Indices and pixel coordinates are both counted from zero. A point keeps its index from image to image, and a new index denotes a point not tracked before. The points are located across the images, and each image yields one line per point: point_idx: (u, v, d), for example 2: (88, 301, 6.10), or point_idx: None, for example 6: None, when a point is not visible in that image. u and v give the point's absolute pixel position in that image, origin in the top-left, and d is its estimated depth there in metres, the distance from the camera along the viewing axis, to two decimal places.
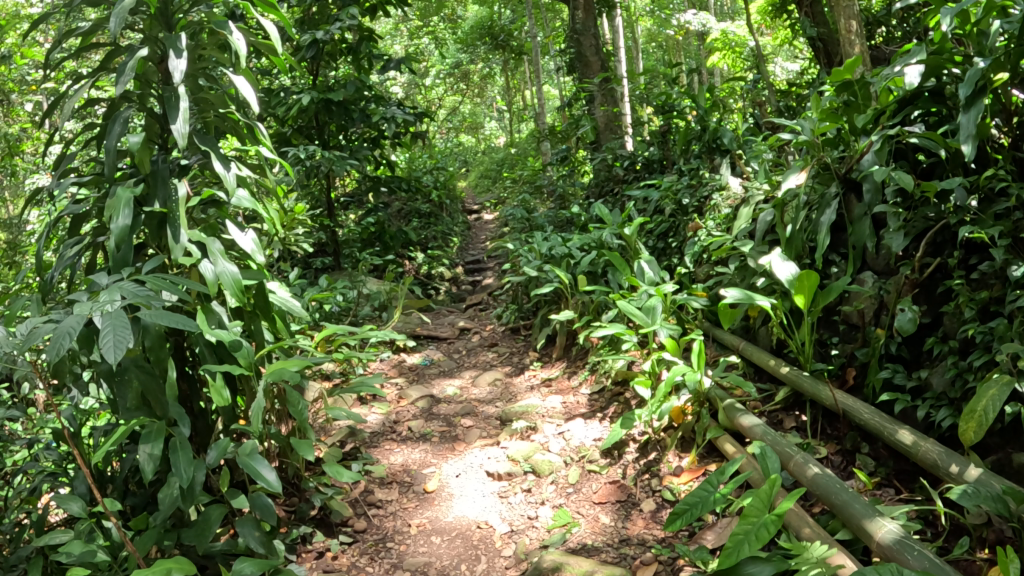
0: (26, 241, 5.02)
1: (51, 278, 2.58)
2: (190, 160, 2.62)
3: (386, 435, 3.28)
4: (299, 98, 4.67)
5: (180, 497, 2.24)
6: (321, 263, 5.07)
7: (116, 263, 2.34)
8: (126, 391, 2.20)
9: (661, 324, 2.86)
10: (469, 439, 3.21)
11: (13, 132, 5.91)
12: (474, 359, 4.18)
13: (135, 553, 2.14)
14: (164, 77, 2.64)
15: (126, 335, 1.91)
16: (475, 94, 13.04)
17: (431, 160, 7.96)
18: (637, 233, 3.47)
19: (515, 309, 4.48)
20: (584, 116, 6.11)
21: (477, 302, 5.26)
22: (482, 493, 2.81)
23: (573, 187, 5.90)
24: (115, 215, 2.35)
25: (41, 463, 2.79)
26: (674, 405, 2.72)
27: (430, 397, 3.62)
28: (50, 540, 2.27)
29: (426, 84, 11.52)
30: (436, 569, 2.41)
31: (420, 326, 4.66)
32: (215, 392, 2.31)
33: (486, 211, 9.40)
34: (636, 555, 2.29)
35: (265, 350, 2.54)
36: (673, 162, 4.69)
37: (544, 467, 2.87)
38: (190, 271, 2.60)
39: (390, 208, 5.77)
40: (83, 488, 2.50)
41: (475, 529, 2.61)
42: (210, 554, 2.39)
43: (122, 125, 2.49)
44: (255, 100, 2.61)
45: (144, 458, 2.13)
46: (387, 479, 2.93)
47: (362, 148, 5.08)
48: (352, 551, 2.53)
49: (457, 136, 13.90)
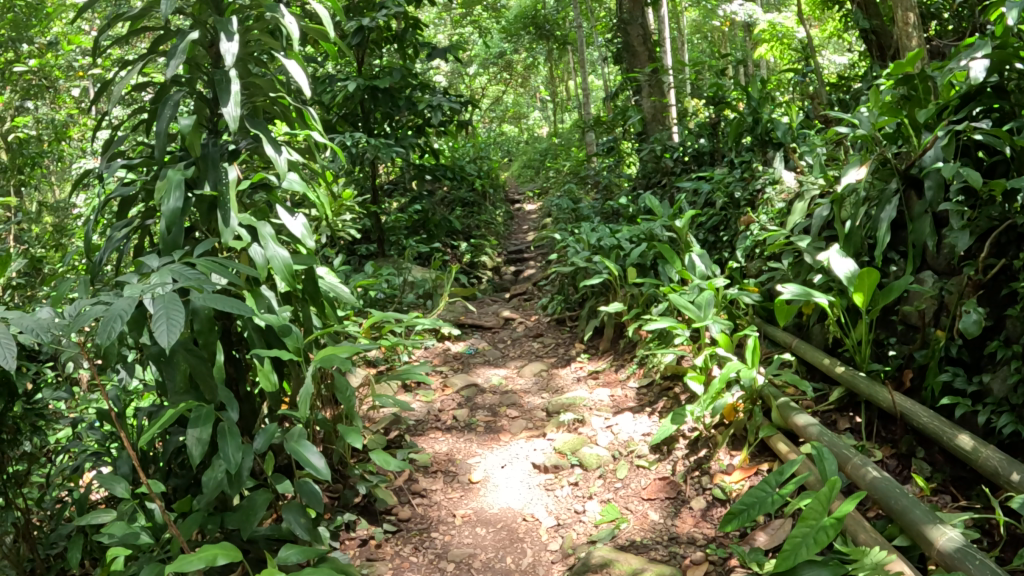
0: (74, 224, 5.07)
1: (99, 260, 2.58)
2: (240, 144, 2.62)
3: (431, 423, 3.26)
4: (346, 84, 4.67)
5: (225, 481, 2.23)
6: (365, 250, 5.07)
7: (168, 245, 2.35)
8: (175, 374, 2.21)
9: (714, 319, 2.81)
10: (514, 430, 3.18)
11: (61, 118, 5.97)
12: (519, 349, 4.15)
13: (180, 535, 2.14)
14: (214, 61, 2.63)
15: (178, 319, 1.89)
16: (518, 84, 12.95)
17: (475, 149, 7.91)
18: (688, 225, 3.39)
19: (560, 300, 4.43)
20: (631, 107, 6.00)
21: (522, 291, 5.21)
22: (526, 485, 2.78)
23: (618, 178, 5.81)
24: (167, 198, 2.35)
25: (85, 443, 2.80)
26: (728, 403, 2.65)
27: (475, 387, 3.60)
28: (93, 519, 2.29)
29: (469, 73, 11.50)
30: (481, 561, 2.38)
31: (464, 315, 4.64)
32: (262, 377, 2.31)
33: (529, 201, 9.34)
34: (686, 554, 2.25)
35: (314, 335, 2.53)
36: (724, 155, 4.59)
37: (591, 461, 2.82)
38: (240, 255, 2.60)
39: (434, 197, 5.77)
40: (126, 469, 2.52)
41: (521, 521, 2.57)
42: (254, 538, 2.39)
43: (172, 108, 2.49)
44: (306, 84, 2.60)
45: (193, 442, 2.13)
46: (432, 468, 2.91)
47: (407, 136, 5.05)
48: (395, 540, 2.52)
49: (499, 127, 13.83)
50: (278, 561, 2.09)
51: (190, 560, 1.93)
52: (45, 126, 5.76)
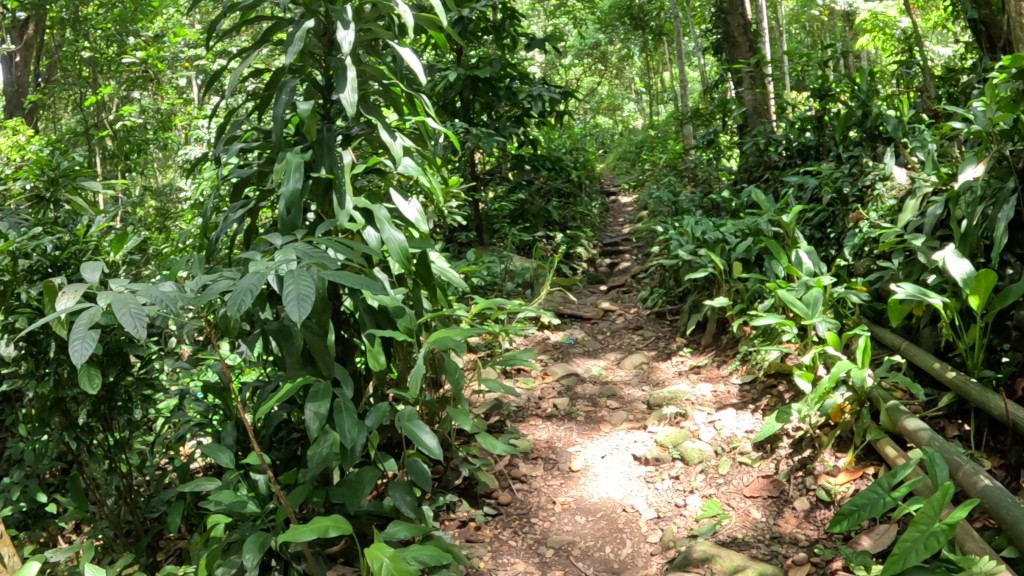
0: (180, 206, 5.31)
1: (216, 239, 2.69)
2: (354, 130, 2.70)
3: (531, 410, 3.31)
4: (447, 74, 4.76)
5: (333, 456, 2.29)
6: (467, 238, 5.17)
7: (287, 225, 2.44)
8: (292, 349, 2.29)
9: (821, 318, 2.78)
10: (614, 421, 3.19)
11: (166, 108, 6.24)
12: (619, 341, 4.15)
13: (287, 505, 2.22)
14: (326, 49, 2.70)
15: (308, 295, 1.95)
16: (613, 76, 12.87)
17: (570, 140, 7.91)
18: (794, 219, 3.32)
19: (661, 293, 4.40)
20: (731, 99, 5.89)
21: (620, 284, 5.19)
22: (627, 476, 2.78)
23: (718, 171, 5.72)
24: (286, 179, 2.44)
25: (188, 413, 2.92)
26: (836, 402, 2.59)
27: (575, 375, 3.63)
28: (198, 486, 2.39)
29: (564, 64, 11.50)
30: (580, 549, 2.41)
31: (564, 305, 4.68)
32: (372, 357, 2.37)
33: (625, 193, 9.23)
34: (788, 554, 2.22)
35: (425, 318, 2.59)
36: (831, 149, 4.48)
37: (694, 455, 2.80)
38: (353, 237, 2.68)
39: (533, 186, 5.82)
40: (232, 440, 2.63)
41: (621, 512, 2.59)
42: (358, 514, 2.48)
43: (288, 95, 2.58)
44: (420, 71, 2.65)
45: (311, 416, 2.21)
46: (532, 454, 2.95)
47: (508, 125, 5.12)
48: (495, 523, 2.57)
49: (596, 119, 13.69)
50: (386, 535, 2.16)
51: (303, 530, 2.00)
52: (152, 115, 6.04)
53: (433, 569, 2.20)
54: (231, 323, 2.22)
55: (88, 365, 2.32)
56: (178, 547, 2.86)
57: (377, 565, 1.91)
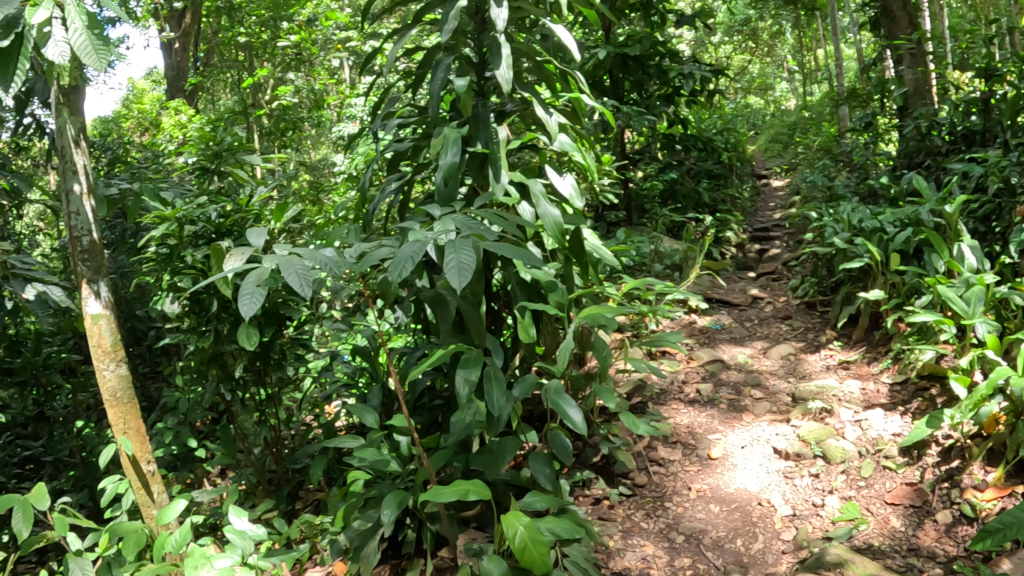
0: (334, 179, 5.57)
1: (374, 209, 2.81)
2: (509, 106, 2.73)
3: (673, 394, 3.28)
4: (595, 52, 4.73)
5: (477, 424, 2.36)
6: (616, 217, 5.16)
7: (445, 197, 2.51)
8: (447, 316, 2.38)
9: (982, 319, 2.58)
10: (758, 412, 3.10)
11: (318, 88, 6.53)
12: (767, 330, 4.02)
13: (429, 466, 2.29)
14: (479, 26, 2.72)
15: (469, 262, 1.99)
16: (762, 53, 12.32)
17: (720, 120, 7.65)
18: (958, 211, 3.07)
19: (812, 283, 4.22)
20: (891, 78, 5.49)
21: (769, 271, 5.00)
22: (766, 469, 2.70)
23: (876, 155, 5.37)
24: (444, 152, 2.51)
25: (337, 373, 3.08)
26: (992, 412, 2.35)
27: (720, 361, 3.54)
28: (344, 442, 2.52)
29: (712, 42, 11.13)
30: (711, 539, 2.38)
31: (712, 289, 4.59)
32: (524, 329, 2.41)
33: (774, 176, 8.73)
34: (923, 568, 2.12)
35: (577, 293, 2.61)
36: (1002, 135, 4.12)
37: (836, 454, 2.68)
38: (508, 211, 2.72)
39: (684, 166, 5.69)
40: (376, 402, 2.75)
41: (756, 505, 2.52)
42: (494, 482, 2.55)
43: (443, 73, 2.66)
44: (575, 47, 2.64)
45: (462, 382, 2.26)
46: (671, 438, 2.91)
47: (658, 104, 5.03)
48: (628, 504, 2.58)
49: (745, 98, 13.12)
50: (523, 504, 2.22)
51: (446, 491, 2.06)
52: (307, 94, 6.35)
53: (566, 542, 2.20)
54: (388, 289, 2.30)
55: (247, 323, 2.50)
56: (318, 498, 3.06)
57: (512, 532, 1.96)
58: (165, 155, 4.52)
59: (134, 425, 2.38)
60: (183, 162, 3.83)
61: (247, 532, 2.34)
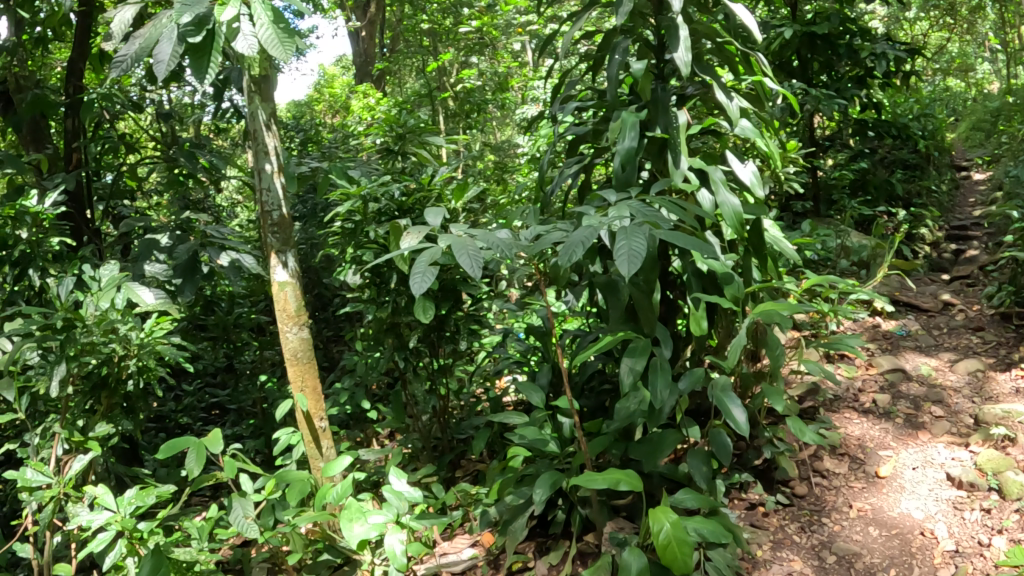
0: (516, 160, 5.53)
1: (551, 193, 2.80)
2: (688, 90, 2.62)
3: (847, 401, 3.02)
4: (780, 31, 4.40)
5: (639, 413, 2.27)
6: (802, 208, 4.79)
7: (621, 182, 2.45)
8: (618, 305, 2.33)
9: None
10: (936, 431, 2.81)
11: (501, 71, 6.60)
12: (955, 341, 3.60)
13: (588, 452, 2.28)
14: (657, 7, 2.62)
15: (639, 250, 1.89)
16: (972, 29, 10.98)
17: (918, 103, 6.90)
18: None
19: (1010, 291, 3.70)
20: None
21: (966, 274, 4.46)
22: (935, 496, 2.45)
23: None
24: (621, 137, 2.44)
25: (510, 351, 3.13)
26: None
27: (902, 371, 3.21)
28: (510, 419, 2.54)
29: (915, 18, 10.05)
30: (864, 565, 2.21)
31: (899, 291, 4.17)
32: (695, 322, 2.32)
33: (978, 168, 7.82)
34: None
35: (755, 286, 2.44)
36: None
37: (1014, 488, 2.34)
38: (684, 198, 2.61)
39: (877, 155, 5.19)
40: (546, 382, 2.75)
41: (918, 534, 2.30)
42: (650, 474, 2.46)
43: (621, 56, 2.58)
44: (757, 28, 2.48)
45: (626, 370, 2.23)
46: (840, 449, 2.71)
47: (850, 87, 4.60)
48: (785, 514, 2.46)
49: (946, 80, 11.83)
50: (674, 501, 2.17)
51: (599, 478, 2.03)
52: (489, 78, 6.45)
53: (710, 544, 2.15)
54: (560, 273, 2.31)
55: (424, 297, 2.60)
56: (476, 469, 3.15)
57: (658, 527, 1.92)
58: (354, 135, 4.78)
59: (311, 384, 2.54)
60: (365, 143, 4.03)
61: (403, 496, 2.31)
